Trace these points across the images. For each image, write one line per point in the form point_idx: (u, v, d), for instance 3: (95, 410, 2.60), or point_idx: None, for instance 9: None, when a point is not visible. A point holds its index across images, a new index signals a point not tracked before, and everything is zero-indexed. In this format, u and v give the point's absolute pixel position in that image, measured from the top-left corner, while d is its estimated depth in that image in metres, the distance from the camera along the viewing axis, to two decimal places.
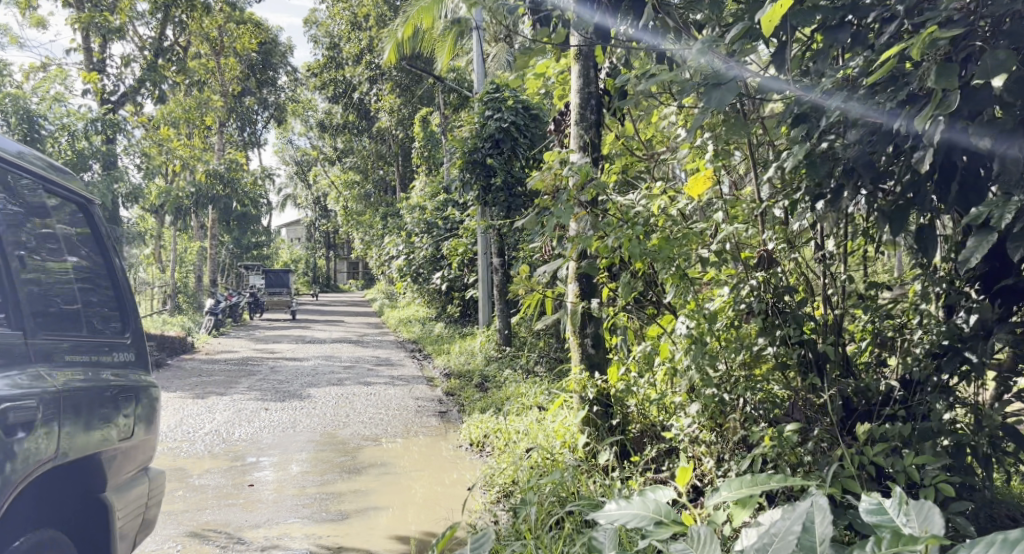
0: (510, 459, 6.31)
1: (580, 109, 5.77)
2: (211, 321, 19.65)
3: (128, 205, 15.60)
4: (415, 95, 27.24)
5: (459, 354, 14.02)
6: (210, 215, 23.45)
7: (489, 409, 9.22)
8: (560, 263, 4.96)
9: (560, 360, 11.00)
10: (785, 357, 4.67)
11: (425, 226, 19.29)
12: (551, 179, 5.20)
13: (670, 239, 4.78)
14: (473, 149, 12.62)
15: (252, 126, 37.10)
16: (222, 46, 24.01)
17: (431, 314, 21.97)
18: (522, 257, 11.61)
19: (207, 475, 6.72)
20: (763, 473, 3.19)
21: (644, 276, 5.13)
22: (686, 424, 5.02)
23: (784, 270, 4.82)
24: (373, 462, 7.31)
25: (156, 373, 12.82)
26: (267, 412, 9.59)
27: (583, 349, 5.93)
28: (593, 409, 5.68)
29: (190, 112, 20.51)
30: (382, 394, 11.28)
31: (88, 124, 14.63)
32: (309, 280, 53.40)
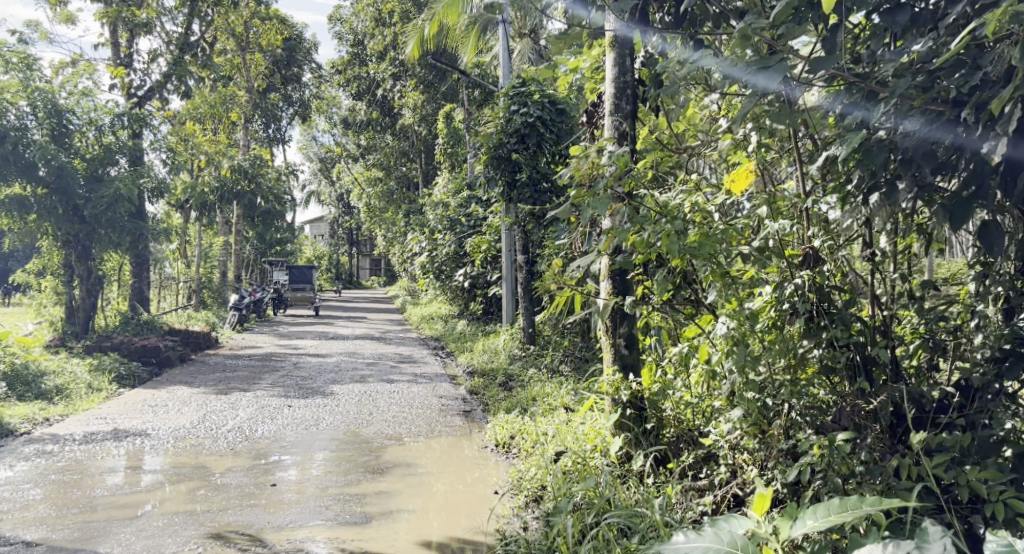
0: (540, 462, 6.11)
1: (615, 99, 5.60)
2: (234, 316, 19.66)
3: (153, 200, 15.27)
4: (439, 91, 27.14)
5: (482, 352, 13.86)
6: (235, 211, 23.47)
7: (514, 408, 9.04)
8: (596, 258, 4.76)
9: (585, 359, 10.80)
10: (831, 361, 4.47)
11: (448, 222, 19.15)
12: (587, 171, 4.98)
13: (711, 234, 4.58)
14: (499, 144, 12.44)
15: (277, 123, 37.22)
16: (248, 42, 24.03)
17: (454, 312, 21.84)
18: (548, 254, 11.42)
19: (229, 473, 6.60)
20: (854, 499, 3.04)
21: (682, 274, 4.93)
22: (726, 431, 4.81)
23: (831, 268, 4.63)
24: (397, 462, 7.16)
25: (180, 368, 12.78)
26: (290, 409, 9.48)
27: (616, 350, 5.71)
28: (627, 413, 5.44)
29: (215, 107, 20.50)
30: (405, 392, 11.14)
31: (114, 119, 14.51)
32: (332, 276, 53.59)
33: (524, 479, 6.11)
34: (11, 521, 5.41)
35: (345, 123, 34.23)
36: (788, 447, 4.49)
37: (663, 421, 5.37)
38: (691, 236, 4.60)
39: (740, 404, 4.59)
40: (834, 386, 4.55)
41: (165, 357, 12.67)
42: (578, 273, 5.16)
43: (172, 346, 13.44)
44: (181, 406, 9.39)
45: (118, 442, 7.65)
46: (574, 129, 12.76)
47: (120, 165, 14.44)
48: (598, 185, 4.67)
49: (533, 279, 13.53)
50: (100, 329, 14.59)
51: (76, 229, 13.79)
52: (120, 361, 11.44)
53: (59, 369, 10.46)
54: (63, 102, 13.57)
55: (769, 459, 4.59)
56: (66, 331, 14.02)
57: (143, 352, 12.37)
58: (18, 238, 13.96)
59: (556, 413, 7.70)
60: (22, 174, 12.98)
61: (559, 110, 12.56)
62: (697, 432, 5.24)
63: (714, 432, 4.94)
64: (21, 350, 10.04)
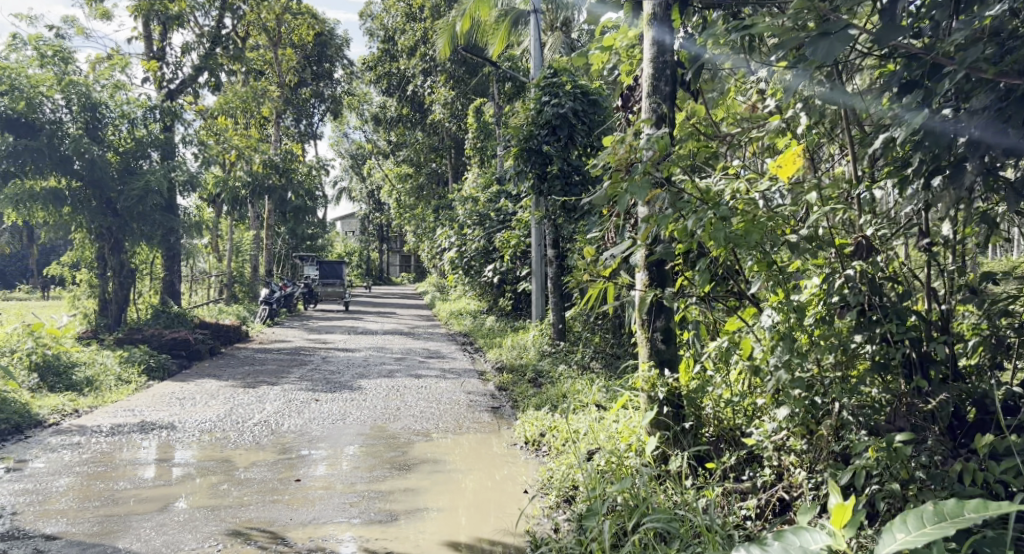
0: (572, 462, 5.88)
1: (653, 80, 5.29)
2: (265, 310, 19.67)
3: (185, 193, 15.22)
4: (469, 86, 26.96)
5: (512, 348, 13.65)
6: (267, 206, 23.50)
7: (544, 405, 8.81)
8: (634, 246, 4.53)
9: (617, 356, 10.53)
10: (883, 356, 4.29)
11: (477, 217, 18.97)
12: (624, 154, 4.72)
13: (757, 221, 4.34)
14: (529, 136, 12.21)
15: (308, 119, 37.34)
16: (280, 38, 24.05)
17: (483, 307, 21.65)
18: (579, 248, 11.18)
19: (253, 468, 6.46)
20: (952, 502, 2.81)
21: (724, 264, 4.69)
22: (772, 431, 4.57)
23: (883, 259, 4.51)
24: (425, 458, 6.97)
25: (210, 361, 12.74)
26: (318, 403, 9.35)
27: (652, 344, 5.44)
28: (664, 410, 5.20)
29: (247, 102, 20.49)
30: (433, 387, 10.97)
31: (147, 112, 14.53)
32: (363, 273, 53.79)
33: (554, 478, 5.89)
34: (31, 513, 5.31)
35: (376, 119, 34.23)
36: (838, 449, 4.23)
37: (703, 420, 5.14)
38: (737, 224, 4.36)
39: (788, 402, 4.35)
40: (886, 384, 4.33)
41: (195, 350, 12.63)
42: (614, 262, 4.92)
43: (203, 339, 13.41)
44: (209, 399, 9.31)
45: (145, 434, 7.56)
46: (607, 121, 12.49)
47: (152, 159, 14.42)
48: (636, 168, 4.42)
49: (564, 274, 13.29)
50: (133, 321, 14.62)
51: (109, 222, 13.82)
52: (150, 353, 11.40)
53: (90, 360, 10.44)
54: (97, 94, 13.58)
55: (817, 461, 4.34)
56: (99, 323, 14.05)
57: (173, 345, 12.33)
58: (53, 230, 14.01)
59: (587, 410, 7.46)
60: (57, 167, 13.02)
61: (591, 101, 12.30)
62: (738, 432, 5.00)
63: (757, 432, 4.71)
64: (53, 342, 10.02)
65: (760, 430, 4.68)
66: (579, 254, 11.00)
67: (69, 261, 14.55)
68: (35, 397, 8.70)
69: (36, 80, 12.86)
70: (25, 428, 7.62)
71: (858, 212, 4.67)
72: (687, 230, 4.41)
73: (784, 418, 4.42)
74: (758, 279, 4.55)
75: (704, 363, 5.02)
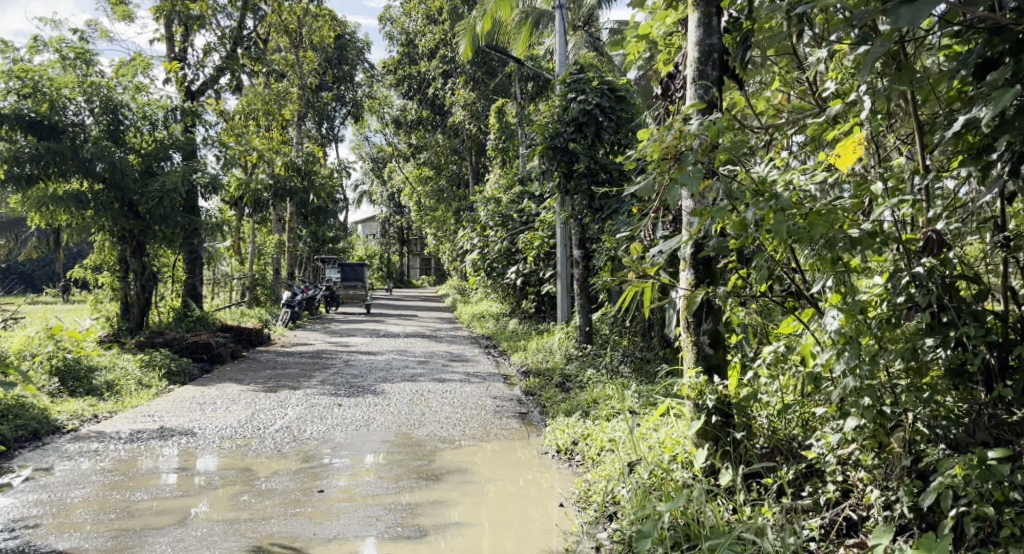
0: (613, 474, 5.57)
1: (699, 65, 5.05)
2: (287, 313, 19.46)
3: (206, 196, 15.00)
4: (490, 88, 26.72)
5: (537, 351, 13.31)
6: (288, 209, 23.30)
7: (573, 412, 8.46)
8: (685, 242, 4.19)
9: (647, 360, 10.16)
10: (957, 361, 3.98)
11: (500, 219, 18.64)
12: (673, 142, 4.36)
13: (823, 214, 3.98)
14: (555, 134, 11.87)
15: (329, 122, 37.25)
16: (302, 40, 23.81)
17: (505, 310, 21.31)
18: (607, 248, 10.82)
19: (275, 477, 6.17)
20: None
21: (782, 261, 4.34)
22: (835, 443, 4.25)
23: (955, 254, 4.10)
24: (452, 468, 6.65)
25: (232, 365, 12.49)
26: (340, 408, 9.07)
27: (699, 348, 5.08)
28: (712, 420, 4.86)
29: (268, 103, 20.33)
30: (458, 391, 10.66)
31: (168, 113, 14.32)
32: (383, 275, 53.68)
33: (594, 492, 5.56)
34: (44, 526, 5.04)
35: (396, 122, 33.99)
36: (911, 463, 3.92)
37: (755, 432, 4.81)
38: (801, 217, 4.02)
39: (857, 411, 4.02)
40: (962, 392, 4.02)
41: (216, 353, 12.37)
42: (661, 258, 4.57)
43: (224, 342, 13.16)
44: (230, 404, 9.03)
45: (164, 441, 7.29)
46: (635, 117, 12.09)
47: (174, 160, 14.18)
48: (689, 156, 4.07)
49: (590, 275, 12.90)
50: (154, 324, 14.40)
51: (132, 225, 13.61)
52: (171, 356, 11.15)
53: (110, 364, 10.20)
54: (118, 96, 13.39)
55: (889, 477, 4.02)
56: (120, 327, 13.84)
57: (194, 348, 12.08)
58: (75, 233, 13.81)
59: (622, 417, 7.10)
60: (79, 169, 12.80)
61: (619, 97, 11.91)
62: (795, 443, 4.68)
63: (818, 443, 4.41)
64: (74, 345, 9.78)
65: (822, 441, 4.36)
66: (607, 254, 10.64)
67: (91, 264, 14.36)
68: (54, 401, 8.46)
69: (59, 83, 12.67)
70: (42, 434, 7.37)
71: (926, 207, 4.37)
72: (744, 224, 4.07)
73: (853, 430, 4.09)
74: (821, 278, 4.21)
75: (758, 369, 4.71)
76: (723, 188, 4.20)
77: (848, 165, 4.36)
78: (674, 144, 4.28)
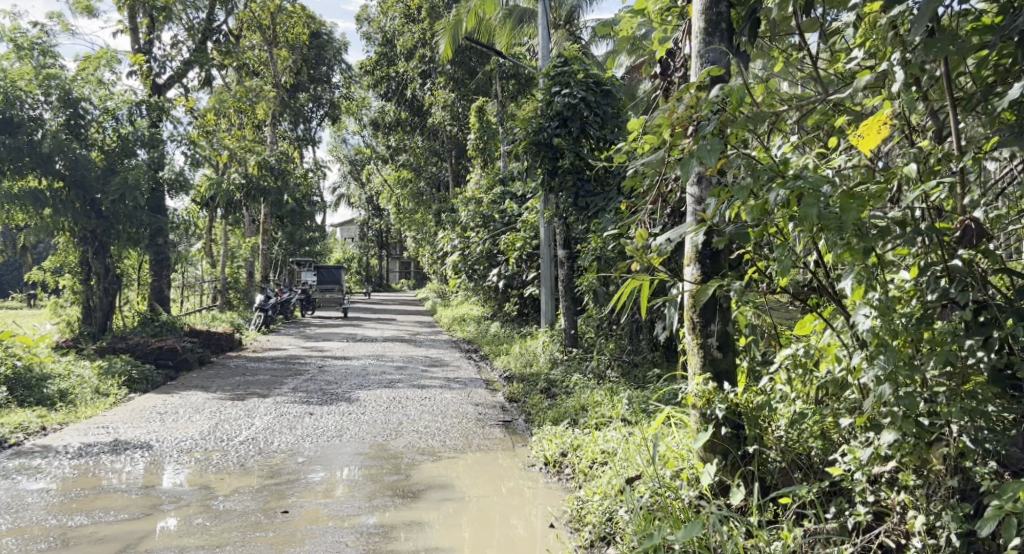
0: (610, 492, 5.05)
1: (705, 36, 4.57)
2: (260, 318, 18.74)
3: (174, 195, 14.41)
4: (469, 88, 26.16)
5: (520, 355, 12.77)
6: (262, 210, 22.55)
7: (560, 419, 7.93)
8: (697, 230, 3.68)
9: (636, 364, 9.66)
10: (1002, 366, 3.51)
11: (481, 219, 18.05)
12: (685, 113, 3.75)
13: (857, 195, 3.49)
14: (539, 129, 11.32)
15: (305, 123, 36.45)
16: (277, 37, 23.05)
17: (486, 314, 20.71)
18: (592, 248, 10.29)
19: (235, 496, 5.59)
20: None
21: (804, 252, 3.84)
22: (865, 460, 3.78)
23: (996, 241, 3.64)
24: (430, 483, 6.08)
25: (199, 371, 11.81)
26: (312, 418, 8.48)
27: (706, 352, 4.59)
28: (721, 432, 4.40)
29: (240, 101, 19.58)
30: (437, 398, 10.10)
31: (132, 109, 13.63)
32: (361, 279, 52.78)
33: (589, 511, 5.04)
34: None
35: (374, 124, 33.27)
36: (956, 483, 3.46)
37: (770, 445, 4.32)
38: (830, 201, 3.53)
39: (894, 422, 3.54)
40: (1008, 400, 3.57)
41: (183, 359, 11.70)
42: (667, 249, 4.03)
43: (191, 348, 12.48)
44: (193, 413, 8.42)
45: (116, 455, 6.66)
46: (621, 112, 11.59)
47: (140, 157, 13.48)
48: (703, 128, 3.51)
49: (575, 276, 12.38)
50: (118, 329, 13.67)
51: (94, 225, 12.86)
52: (132, 363, 10.47)
53: (65, 371, 9.51)
54: (79, 90, 12.68)
55: (930, 499, 3.55)
56: (81, 332, 13.09)
57: (159, 354, 11.40)
58: (33, 233, 13.04)
59: (615, 426, 6.57)
60: (38, 166, 12.07)
61: (604, 92, 11.41)
62: (816, 457, 4.20)
63: (844, 459, 3.94)
64: (24, 351, 9.09)
65: (849, 457, 3.88)
66: (593, 254, 10.12)
67: (50, 266, 13.59)
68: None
69: (15, 75, 11.92)
70: None
71: (959, 193, 3.93)
72: (765, 209, 3.55)
73: (891, 445, 3.61)
74: (850, 271, 3.71)
75: (775, 374, 4.24)
76: (744, 165, 3.68)
77: (872, 147, 3.93)
78: (686, 115, 3.73)
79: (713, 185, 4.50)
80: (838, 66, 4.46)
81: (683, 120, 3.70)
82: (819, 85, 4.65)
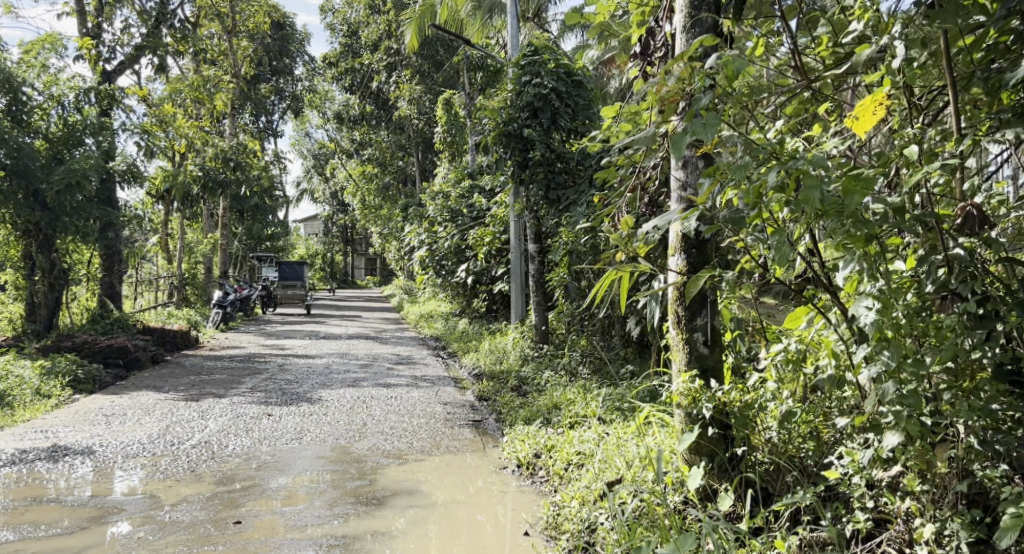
0: (589, 498, 4.76)
1: (692, 10, 4.27)
2: (218, 315, 18.15)
3: (126, 186, 13.84)
4: (436, 82, 25.68)
5: (490, 352, 12.43)
6: (221, 204, 21.86)
7: (533, 419, 7.60)
8: (687, 214, 3.36)
9: (609, 360, 9.37)
10: (1008, 362, 3.24)
11: (449, 214, 17.65)
12: (676, 86, 3.39)
13: (861, 176, 3.18)
14: (509, 120, 10.96)
15: (267, 116, 35.65)
16: (236, 25, 22.35)
17: (454, 310, 20.33)
18: (563, 242, 9.96)
19: (182, 506, 5.18)
20: None
21: (801, 239, 3.54)
22: (864, 462, 3.50)
23: (997, 230, 3.30)
24: (396, 489, 5.71)
25: (152, 370, 11.30)
26: (270, 419, 8.05)
27: (692, 347, 4.29)
28: (708, 432, 4.12)
29: (198, 90, 18.94)
30: (404, 397, 9.72)
31: (80, 95, 13.05)
32: (326, 275, 52.01)
33: (566, 518, 4.74)
34: None
35: (338, 118, 32.54)
36: (965, 488, 3.19)
37: (759, 446, 4.05)
38: (832, 183, 3.23)
39: (897, 424, 3.26)
40: (1016, 399, 3.30)
41: (134, 358, 11.18)
42: (654, 237, 3.72)
43: (143, 345, 11.94)
44: (143, 416, 7.94)
45: (54, 462, 6.19)
46: (592, 104, 11.31)
47: (89, 147, 12.93)
48: (696, 100, 3.16)
49: (545, 271, 12.10)
50: (66, 327, 13.07)
51: (37, 217, 12.14)
52: (78, 362, 9.94)
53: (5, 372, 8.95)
54: (21, 75, 12.07)
55: (939, 506, 3.27)
56: (25, 330, 12.47)
57: (109, 353, 10.87)
58: None
59: (591, 426, 6.27)
60: None
61: (575, 82, 11.09)
62: (809, 460, 3.93)
63: (840, 461, 3.67)
64: None
65: (846, 459, 3.62)
66: (564, 248, 9.82)
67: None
68: None
69: None
70: None
71: (960, 178, 3.67)
72: (758, 191, 3.25)
73: (894, 448, 3.33)
74: (849, 261, 3.43)
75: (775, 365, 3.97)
76: (739, 142, 3.37)
77: (867, 130, 3.63)
78: (680, 86, 3.40)
79: (700, 169, 4.21)
80: (827, 48, 4.19)
81: (675, 94, 3.37)
82: (809, 64, 4.36)
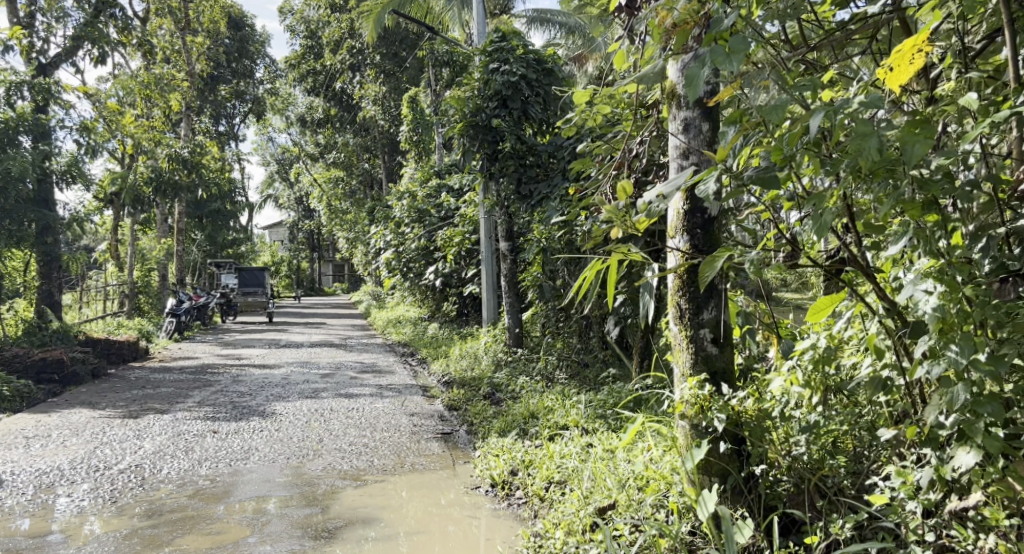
0: (576, 528, 4.05)
1: None
2: (171, 324, 17.11)
3: (65, 186, 12.91)
4: (402, 81, 24.78)
5: (460, 357, 11.67)
6: (176, 208, 20.80)
7: (508, 430, 6.86)
8: (703, 174, 2.66)
9: (587, 364, 8.70)
10: None
11: (416, 215, 16.76)
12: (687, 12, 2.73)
13: (923, 123, 2.51)
14: (476, 110, 10.14)
15: (226, 119, 34.46)
16: (189, 23, 21.31)
17: (423, 315, 19.47)
18: (538, 238, 9.21)
19: (91, 548, 4.39)
20: None
21: (841, 207, 2.87)
22: (923, 483, 2.82)
23: None
24: (351, 518, 4.93)
25: (91, 385, 10.41)
26: (215, 437, 7.22)
27: (697, 346, 3.60)
28: (720, 446, 3.45)
29: (146, 88, 17.88)
30: (367, 408, 8.93)
31: (11, 90, 12.09)
32: (292, 283, 50.81)
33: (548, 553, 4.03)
34: None
35: (301, 120, 31.48)
36: None
37: (778, 463, 3.37)
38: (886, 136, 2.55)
39: (974, 438, 2.59)
40: None
41: (72, 372, 10.27)
42: (657, 207, 3.03)
43: (82, 358, 10.93)
44: (69, 437, 7.08)
45: None
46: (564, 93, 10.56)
47: (23, 145, 11.99)
48: (721, 19, 2.47)
49: (518, 270, 11.38)
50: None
51: None
52: (3, 378, 9.02)
53: None
54: None
55: None
56: None
57: (42, 367, 9.99)
58: None
59: (575, 439, 5.56)
60: None
61: (546, 69, 10.35)
62: (845, 481, 3.25)
63: (887, 484, 3.01)
64: None
65: (896, 480, 2.96)
66: (537, 246, 9.14)
67: None
68: None
69: None
70: None
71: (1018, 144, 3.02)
72: (791, 143, 2.60)
73: (967, 469, 2.65)
74: (898, 236, 2.78)
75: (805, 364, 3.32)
76: (769, 78, 2.71)
77: (903, 84, 2.72)
78: (693, 9, 2.76)
79: (707, 131, 3.55)
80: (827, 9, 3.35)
81: (688, 18, 2.74)
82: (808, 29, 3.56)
